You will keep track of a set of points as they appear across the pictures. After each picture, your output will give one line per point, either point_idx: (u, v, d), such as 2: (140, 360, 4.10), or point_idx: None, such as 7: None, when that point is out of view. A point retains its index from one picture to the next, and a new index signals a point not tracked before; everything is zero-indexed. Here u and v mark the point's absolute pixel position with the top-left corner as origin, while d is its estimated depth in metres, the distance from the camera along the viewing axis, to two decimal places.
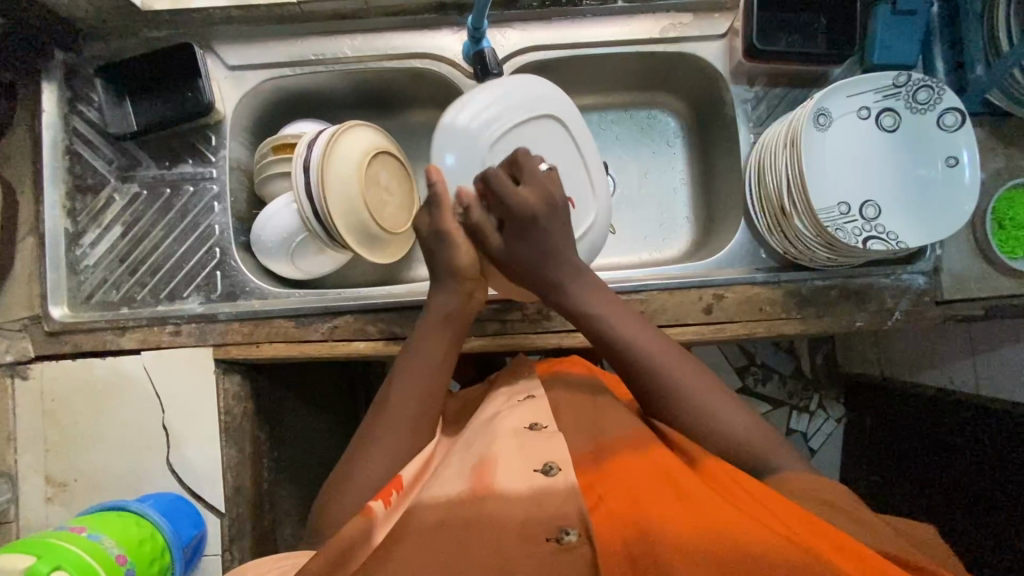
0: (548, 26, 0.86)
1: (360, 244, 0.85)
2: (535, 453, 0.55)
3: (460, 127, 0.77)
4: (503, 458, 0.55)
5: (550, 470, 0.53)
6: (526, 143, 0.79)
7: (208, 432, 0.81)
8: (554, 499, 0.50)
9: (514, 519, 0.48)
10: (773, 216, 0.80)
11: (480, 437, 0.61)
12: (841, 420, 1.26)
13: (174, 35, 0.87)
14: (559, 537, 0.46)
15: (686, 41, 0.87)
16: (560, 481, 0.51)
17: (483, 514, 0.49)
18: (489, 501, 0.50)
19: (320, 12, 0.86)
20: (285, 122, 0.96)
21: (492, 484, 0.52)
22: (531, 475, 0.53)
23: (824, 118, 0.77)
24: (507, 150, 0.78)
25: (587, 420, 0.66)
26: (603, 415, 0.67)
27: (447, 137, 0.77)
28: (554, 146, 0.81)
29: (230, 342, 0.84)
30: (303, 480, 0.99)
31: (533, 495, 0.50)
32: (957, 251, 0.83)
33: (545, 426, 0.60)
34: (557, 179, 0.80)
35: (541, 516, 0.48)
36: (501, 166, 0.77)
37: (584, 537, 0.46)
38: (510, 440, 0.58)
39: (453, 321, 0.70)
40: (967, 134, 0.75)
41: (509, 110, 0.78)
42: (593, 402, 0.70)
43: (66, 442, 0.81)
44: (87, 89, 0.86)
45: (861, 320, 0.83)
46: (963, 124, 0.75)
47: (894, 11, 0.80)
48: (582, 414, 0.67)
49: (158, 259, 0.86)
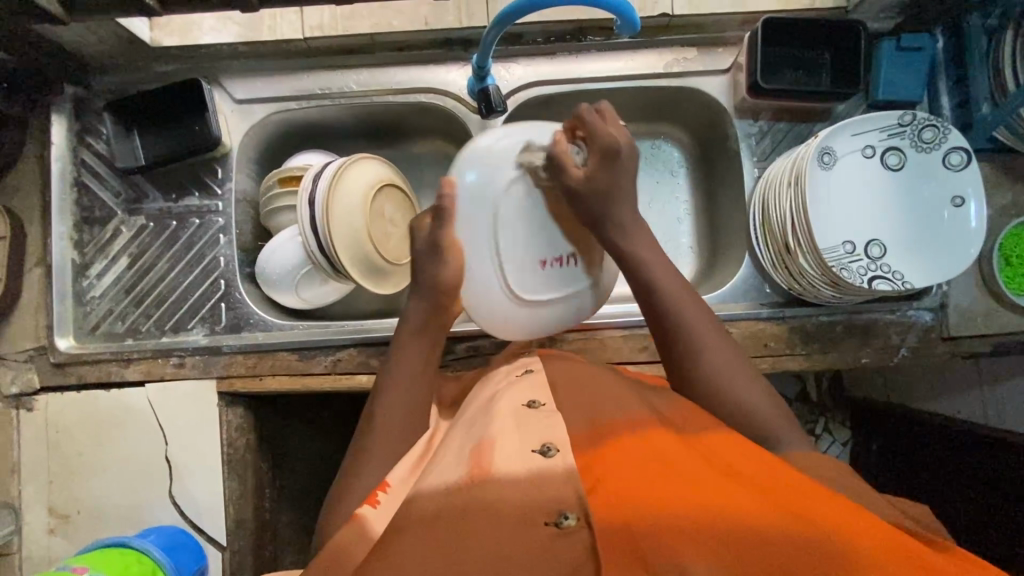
0: (553, 61, 0.87)
1: (364, 278, 0.85)
2: (533, 434, 0.54)
3: (497, 145, 0.66)
4: (501, 439, 0.54)
5: (548, 451, 0.52)
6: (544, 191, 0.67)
7: (211, 465, 0.81)
8: (553, 481, 0.49)
9: (512, 505, 0.48)
10: (777, 252, 0.80)
11: (480, 418, 0.59)
12: (848, 442, 1.23)
13: (181, 69, 0.88)
14: (558, 521, 0.46)
15: (689, 76, 0.87)
16: (559, 461, 0.51)
17: (483, 499, 0.49)
18: (488, 486, 0.49)
19: (327, 47, 0.87)
20: (290, 152, 0.96)
21: (489, 468, 0.51)
22: (529, 457, 0.52)
23: (829, 157, 0.77)
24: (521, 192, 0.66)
25: (582, 390, 0.61)
26: (603, 387, 0.62)
27: (474, 159, 0.66)
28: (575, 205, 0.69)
29: (234, 374, 0.84)
30: (303, 508, 0.99)
31: (530, 478, 0.50)
32: (964, 288, 0.83)
33: (544, 403, 0.59)
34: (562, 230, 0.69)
35: (540, 500, 0.47)
36: (516, 218, 0.66)
37: (583, 522, 0.46)
38: (508, 418, 0.57)
39: (431, 327, 0.69)
40: (975, 179, 0.75)
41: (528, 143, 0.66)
42: (594, 371, 0.66)
43: (70, 474, 0.81)
44: (96, 122, 0.87)
45: (867, 356, 0.83)
46: (971, 169, 0.75)
47: (898, 47, 0.81)
48: (577, 384, 0.62)
49: (163, 291, 0.87)
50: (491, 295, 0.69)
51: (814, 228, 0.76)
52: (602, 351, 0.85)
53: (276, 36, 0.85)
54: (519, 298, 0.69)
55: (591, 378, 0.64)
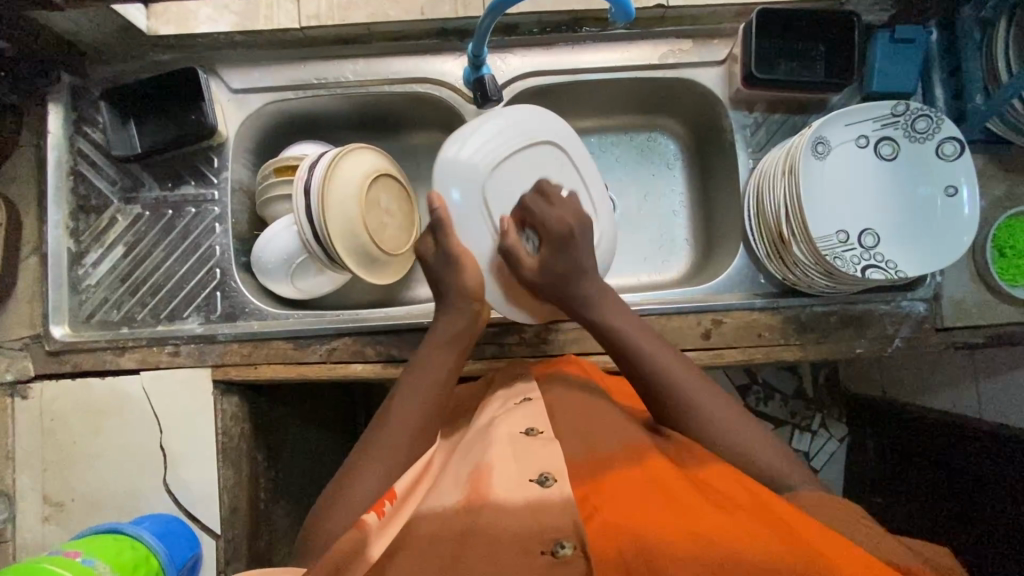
0: (549, 52, 0.87)
1: (359, 266, 0.85)
2: (530, 461, 0.54)
3: (471, 132, 0.77)
4: (499, 466, 0.53)
5: (546, 481, 0.51)
6: (527, 170, 0.79)
7: (205, 453, 0.81)
8: (551, 511, 0.48)
9: (509, 531, 0.47)
10: (771, 242, 0.80)
11: (479, 445, 0.59)
12: (845, 439, 1.23)
13: (179, 58, 0.88)
14: (554, 550, 0.46)
15: (685, 68, 0.87)
16: (556, 491, 0.50)
17: (478, 526, 0.48)
18: (484, 512, 0.49)
19: (324, 38, 0.88)
20: (287, 143, 0.96)
21: (486, 494, 0.51)
22: (527, 486, 0.51)
23: (822, 147, 0.77)
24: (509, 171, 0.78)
25: (578, 418, 0.62)
26: (601, 414, 0.63)
27: (451, 170, 0.75)
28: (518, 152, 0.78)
29: (229, 362, 0.84)
30: (298, 499, 0.99)
31: (528, 507, 0.49)
32: (958, 279, 0.83)
33: (541, 431, 0.58)
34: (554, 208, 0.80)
35: (534, 528, 0.47)
36: (501, 194, 0.77)
37: (579, 550, 0.45)
38: (506, 446, 0.56)
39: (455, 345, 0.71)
40: (965, 165, 0.75)
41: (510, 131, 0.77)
42: (589, 397, 0.66)
43: (64, 462, 0.81)
44: (92, 111, 0.87)
45: (861, 347, 0.83)
46: (962, 156, 0.75)
47: (893, 38, 0.82)
48: (578, 412, 0.63)
49: (158, 280, 0.87)
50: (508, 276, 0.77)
51: (808, 216, 0.76)
52: (597, 341, 0.85)
53: (273, 25, 0.85)
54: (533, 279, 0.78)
55: (586, 406, 0.64)
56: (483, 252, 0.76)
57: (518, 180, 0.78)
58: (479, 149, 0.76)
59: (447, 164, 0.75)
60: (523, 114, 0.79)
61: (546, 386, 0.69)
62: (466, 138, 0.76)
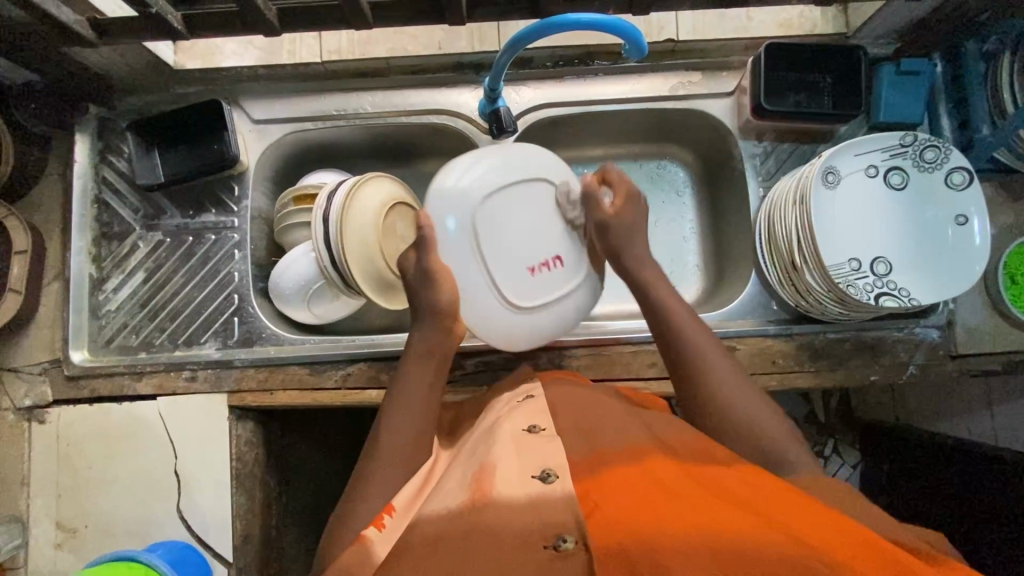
0: (562, 84, 0.90)
1: (375, 292, 0.86)
2: (532, 458, 0.54)
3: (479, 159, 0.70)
4: (500, 463, 0.53)
5: (548, 477, 0.51)
6: (520, 205, 0.70)
7: (219, 479, 0.81)
8: (552, 506, 0.48)
9: (511, 526, 0.47)
10: (783, 269, 0.81)
11: (482, 445, 0.59)
12: (858, 465, 1.22)
13: (202, 91, 0.90)
14: (556, 544, 0.45)
15: (695, 99, 0.90)
16: (558, 487, 0.50)
17: (481, 524, 0.48)
18: (487, 511, 0.49)
19: (344, 71, 0.91)
20: (305, 171, 0.99)
21: (489, 493, 0.51)
22: (529, 482, 0.51)
23: (832, 176, 0.78)
24: (504, 203, 0.69)
25: (581, 415, 0.62)
26: (602, 412, 0.63)
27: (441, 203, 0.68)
28: (551, 212, 0.72)
29: (245, 388, 0.85)
30: (308, 525, 0.98)
31: (531, 502, 0.49)
32: (970, 305, 0.83)
33: (543, 429, 0.59)
34: (545, 239, 0.71)
35: (537, 523, 0.47)
36: (494, 223, 0.69)
37: (581, 544, 0.45)
38: (507, 445, 0.56)
39: (440, 354, 0.70)
40: (975, 197, 0.76)
41: (506, 167, 0.70)
42: (590, 396, 0.67)
43: (79, 488, 0.81)
44: (119, 141, 0.90)
45: (875, 374, 0.83)
46: (972, 186, 0.76)
47: (898, 71, 0.84)
48: (579, 411, 0.62)
49: (177, 305, 0.88)
50: (487, 300, 0.70)
51: (819, 243, 0.77)
52: (611, 367, 0.85)
53: (295, 59, 0.89)
54: (516, 304, 0.71)
55: (589, 406, 0.64)
56: (470, 282, 0.69)
57: (512, 210, 0.70)
58: (474, 179, 0.68)
59: (445, 189, 0.68)
60: (502, 150, 0.71)
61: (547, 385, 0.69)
62: (464, 166, 0.69)
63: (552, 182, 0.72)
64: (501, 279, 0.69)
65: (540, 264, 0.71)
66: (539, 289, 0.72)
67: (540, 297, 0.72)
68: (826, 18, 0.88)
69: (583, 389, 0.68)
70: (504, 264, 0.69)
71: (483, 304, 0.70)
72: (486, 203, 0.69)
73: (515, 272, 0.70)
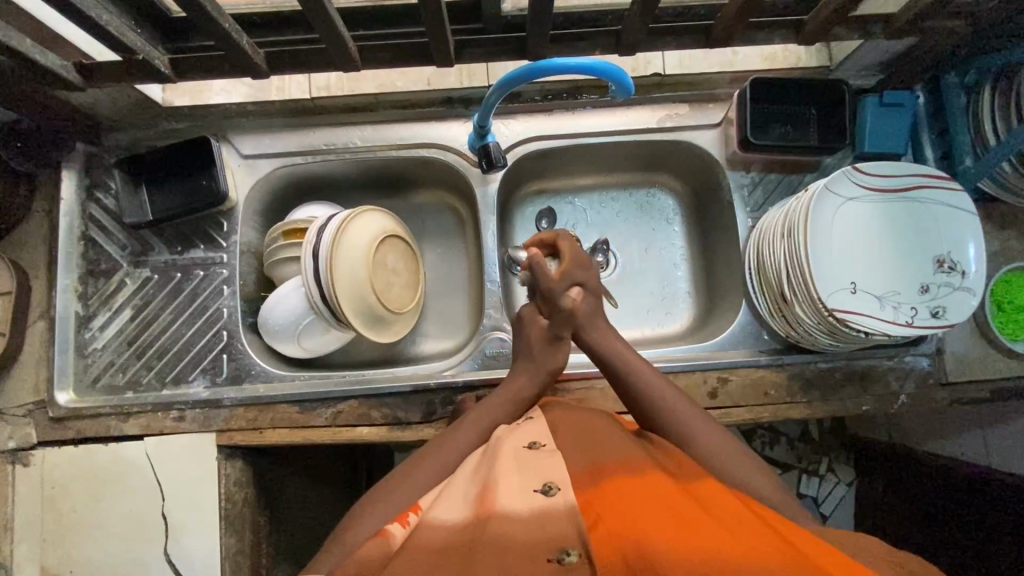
0: (550, 117, 0.90)
1: (366, 326, 0.86)
2: (534, 474, 0.53)
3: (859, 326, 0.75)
4: (503, 479, 0.52)
5: (550, 491, 0.51)
6: (895, 268, 0.77)
7: (209, 521, 0.80)
8: (554, 521, 0.48)
9: (518, 539, 0.46)
10: (773, 299, 0.82)
11: (485, 459, 0.58)
12: (853, 483, 1.21)
13: (191, 127, 0.90)
14: (560, 557, 0.45)
15: (681, 131, 0.91)
16: (560, 501, 0.50)
17: (488, 535, 0.47)
18: (494, 523, 0.48)
19: (333, 107, 0.91)
20: (294, 204, 0.98)
21: (493, 506, 0.50)
22: (530, 496, 0.51)
23: (943, 314, 0.75)
24: (888, 267, 0.77)
25: (580, 433, 0.61)
26: (604, 431, 0.62)
27: (845, 310, 0.74)
28: (896, 252, 0.78)
29: (234, 427, 0.84)
30: (301, 561, 0.97)
31: (535, 517, 0.49)
32: (959, 333, 0.84)
33: (543, 445, 0.58)
34: (924, 248, 0.77)
35: (541, 538, 0.46)
36: (901, 283, 0.77)
37: (584, 558, 0.45)
38: (509, 461, 0.55)
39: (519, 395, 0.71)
40: (972, 224, 0.77)
41: (891, 294, 0.76)
42: (588, 416, 0.66)
43: (63, 534, 0.80)
44: (106, 178, 0.89)
45: (866, 404, 0.84)
46: (970, 213, 0.77)
47: (881, 103, 0.85)
48: (578, 427, 0.62)
49: (165, 342, 0.87)
50: (869, 227, 0.78)
51: (818, 264, 0.75)
52: (605, 401, 0.84)
53: (285, 95, 0.89)
54: (891, 193, 0.78)
55: (589, 423, 0.64)
56: (864, 247, 0.78)
57: (869, 255, 0.77)
58: (839, 297, 0.74)
59: (842, 305, 0.74)
60: (871, 309, 0.75)
61: (547, 408, 0.69)
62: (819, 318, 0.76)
63: (925, 275, 0.76)
64: (899, 268, 0.77)
65: (868, 195, 0.78)
66: (948, 194, 0.77)
67: (882, 206, 0.78)
68: (811, 52, 0.90)
69: (583, 410, 0.68)
70: (878, 265, 0.77)
71: (871, 243, 0.78)
72: (858, 292, 0.76)
73: (895, 259, 0.78)
